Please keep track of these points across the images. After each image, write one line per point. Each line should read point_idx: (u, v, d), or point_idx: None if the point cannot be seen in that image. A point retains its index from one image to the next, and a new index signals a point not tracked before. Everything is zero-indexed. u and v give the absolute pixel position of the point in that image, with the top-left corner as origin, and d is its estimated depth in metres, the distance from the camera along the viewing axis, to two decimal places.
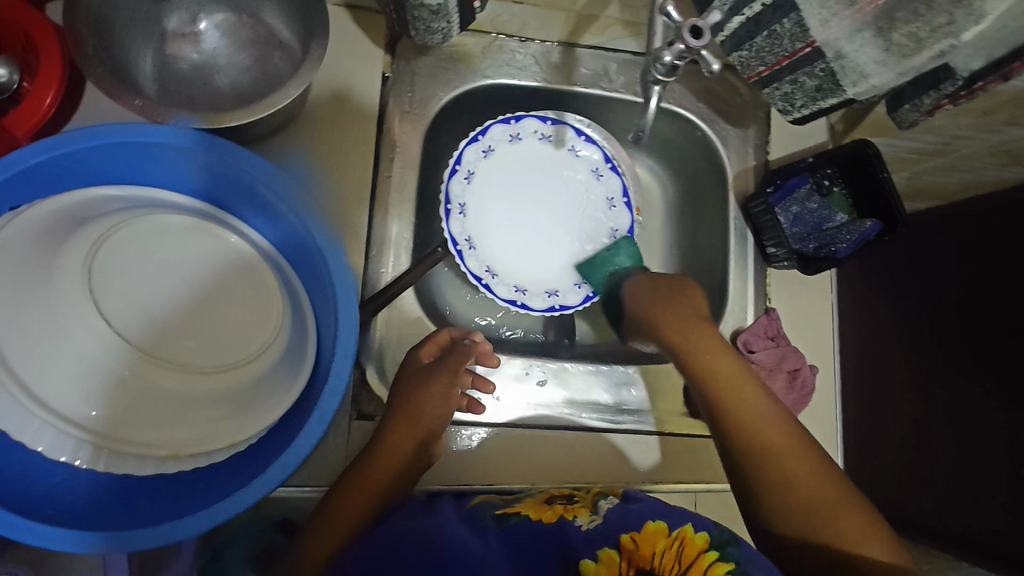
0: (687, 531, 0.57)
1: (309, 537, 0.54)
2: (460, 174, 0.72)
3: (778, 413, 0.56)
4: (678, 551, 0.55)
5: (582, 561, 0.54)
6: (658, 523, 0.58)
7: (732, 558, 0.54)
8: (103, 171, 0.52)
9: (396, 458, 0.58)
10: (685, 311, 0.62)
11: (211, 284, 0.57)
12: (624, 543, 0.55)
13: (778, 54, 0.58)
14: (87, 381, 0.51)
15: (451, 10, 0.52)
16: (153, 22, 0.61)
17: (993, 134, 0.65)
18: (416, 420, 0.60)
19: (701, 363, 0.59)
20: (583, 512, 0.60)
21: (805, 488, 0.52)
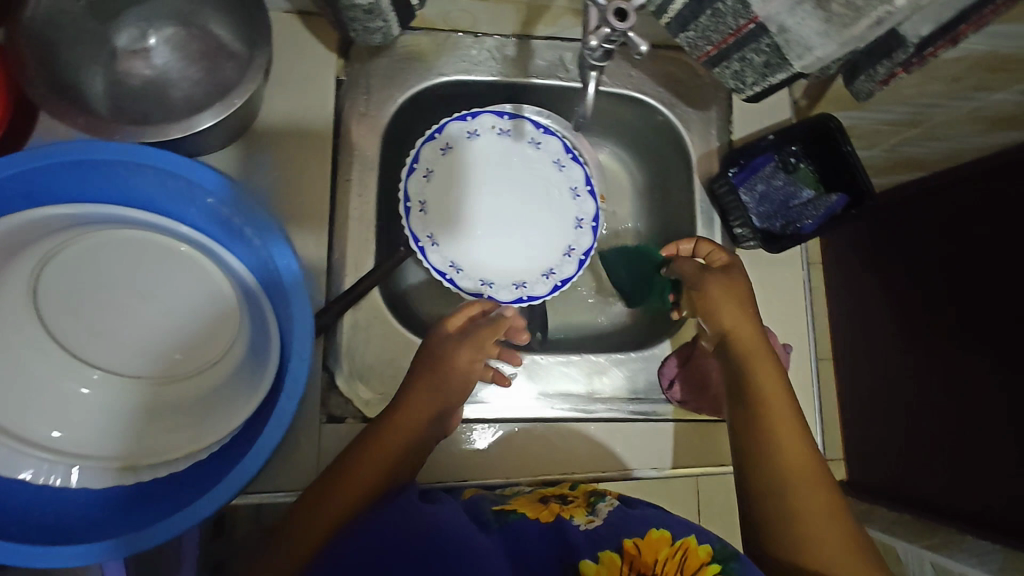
0: (690, 541, 0.53)
1: (297, 529, 0.54)
2: (418, 172, 0.73)
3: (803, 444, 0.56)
4: (680, 560, 0.51)
5: (583, 562, 0.51)
6: (662, 531, 0.54)
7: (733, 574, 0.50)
8: (47, 189, 0.52)
9: (393, 443, 0.59)
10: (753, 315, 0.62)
11: (166, 294, 0.57)
12: (627, 547, 0.52)
13: (723, 33, 0.58)
14: (42, 397, 0.52)
15: (384, 9, 0.53)
16: (102, 40, 0.61)
17: (967, 100, 0.68)
18: (415, 407, 0.60)
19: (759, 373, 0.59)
20: (579, 512, 0.57)
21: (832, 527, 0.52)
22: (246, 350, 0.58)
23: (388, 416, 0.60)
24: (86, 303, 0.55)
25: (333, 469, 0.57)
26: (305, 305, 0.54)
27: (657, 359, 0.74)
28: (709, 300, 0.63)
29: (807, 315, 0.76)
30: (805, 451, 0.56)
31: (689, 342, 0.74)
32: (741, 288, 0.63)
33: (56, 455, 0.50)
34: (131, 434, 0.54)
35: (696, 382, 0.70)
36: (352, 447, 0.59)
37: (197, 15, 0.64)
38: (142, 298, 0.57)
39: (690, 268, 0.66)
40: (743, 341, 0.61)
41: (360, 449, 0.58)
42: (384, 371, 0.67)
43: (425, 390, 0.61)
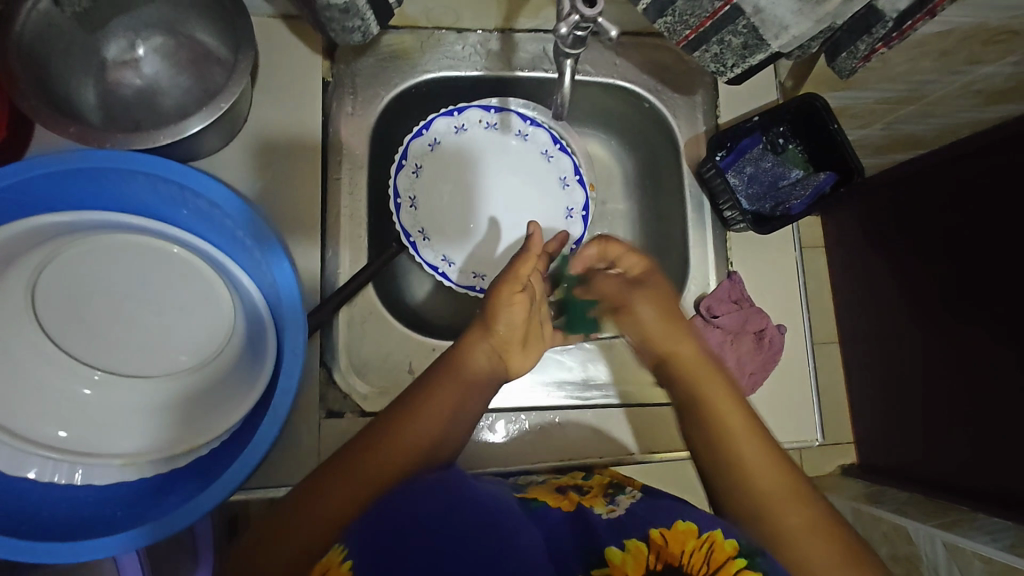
0: (717, 535, 0.49)
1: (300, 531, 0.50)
2: (407, 168, 0.74)
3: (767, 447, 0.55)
4: (707, 553, 0.47)
5: (608, 549, 0.48)
6: (689, 524, 0.51)
7: (761, 568, 0.46)
8: (43, 199, 0.54)
9: (421, 427, 0.58)
10: (688, 334, 0.65)
11: (160, 295, 0.59)
12: (653, 537, 0.49)
13: (700, 16, 0.58)
14: (43, 401, 0.53)
15: (361, 7, 0.54)
16: (92, 52, 0.63)
17: (960, 75, 0.68)
18: (444, 388, 0.60)
19: (712, 400, 0.58)
20: (599, 502, 0.56)
21: (819, 543, 0.49)
22: (240, 349, 0.59)
23: (413, 400, 0.59)
24: (80, 307, 0.57)
25: (340, 457, 0.55)
26: (296, 302, 0.55)
27: None
28: (643, 326, 0.66)
29: (802, 296, 0.76)
30: (770, 460, 0.54)
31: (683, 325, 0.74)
32: (665, 300, 0.66)
33: (59, 454, 0.52)
34: (129, 432, 0.55)
35: None
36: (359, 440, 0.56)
37: (183, 24, 0.65)
38: (136, 300, 0.58)
39: (618, 286, 0.69)
40: (694, 367, 0.62)
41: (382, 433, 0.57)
42: (380, 365, 0.68)
43: (457, 373, 0.62)
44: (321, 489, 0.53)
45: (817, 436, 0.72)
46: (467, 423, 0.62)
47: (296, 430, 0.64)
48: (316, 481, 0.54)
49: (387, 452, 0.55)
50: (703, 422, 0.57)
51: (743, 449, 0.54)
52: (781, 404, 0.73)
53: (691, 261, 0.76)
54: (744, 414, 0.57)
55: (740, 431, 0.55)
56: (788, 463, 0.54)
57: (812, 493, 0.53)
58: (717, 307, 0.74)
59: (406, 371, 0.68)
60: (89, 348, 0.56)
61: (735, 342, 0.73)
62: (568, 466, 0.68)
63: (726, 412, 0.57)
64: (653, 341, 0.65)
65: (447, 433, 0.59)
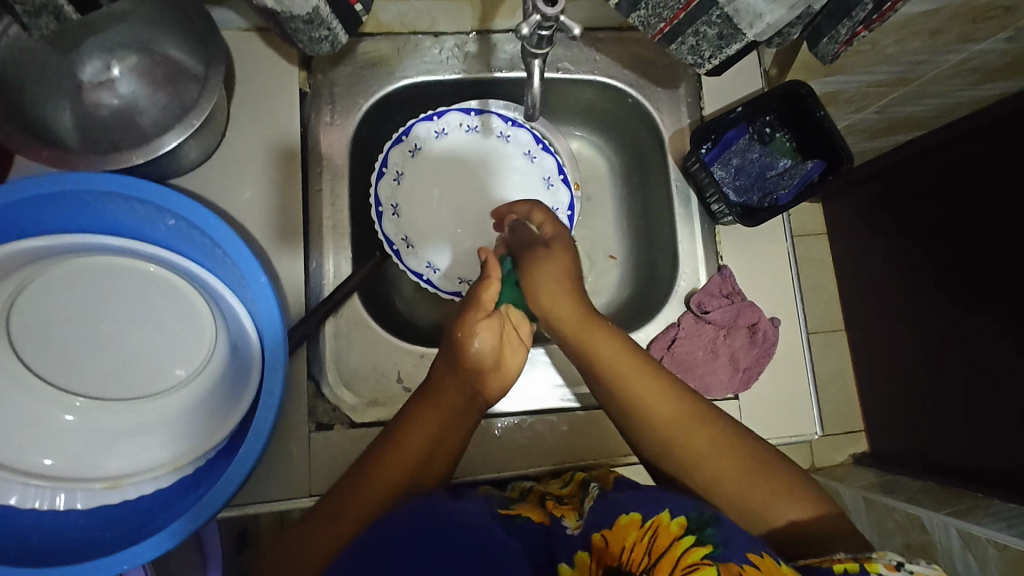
0: (660, 518, 0.48)
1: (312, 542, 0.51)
2: (388, 176, 0.74)
3: (659, 385, 0.59)
4: (648, 541, 0.46)
5: (560, 565, 0.49)
6: (630, 516, 0.49)
7: (710, 540, 0.44)
8: (19, 225, 0.54)
9: (417, 436, 0.58)
10: (576, 297, 0.66)
11: (137, 315, 0.59)
12: (595, 542, 0.48)
13: (673, 8, 0.56)
14: (22, 428, 0.53)
15: (326, 17, 0.54)
16: (67, 75, 0.63)
17: (953, 54, 0.66)
18: (436, 404, 0.60)
19: (599, 352, 0.62)
20: (570, 514, 0.55)
21: (721, 455, 0.54)
22: (220, 367, 0.59)
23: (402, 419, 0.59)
24: (57, 331, 0.57)
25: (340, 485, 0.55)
26: (276, 319, 0.56)
27: (642, 343, 0.73)
28: (532, 276, 0.68)
29: (795, 287, 0.74)
30: (664, 399, 0.58)
31: (673, 323, 0.73)
32: (568, 262, 0.68)
33: (42, 480, 0.52)
34: (108, 455, 0.55)
35: (681, 364, 0.71)
36: (366, 456, 0.57)
37: (155, 42, 0.65)
38: (112, 321, 0.58)
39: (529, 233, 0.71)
40: (569, 319, 0.65)
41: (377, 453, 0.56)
42: (369, 375, 0.68)
43: (440, 399, 0.60)
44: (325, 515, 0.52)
45: (817, 431, 0.71)
46: (460, 437, 0.61)
47: (285, 444, 0.64)
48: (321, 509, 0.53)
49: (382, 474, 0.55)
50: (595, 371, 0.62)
51: (636, 395, 0.58)
52: (779, 398, 0.72)
53: (681, 256, 0.75)
54: (635, 354, 0.61)
55: (630, 373, 0.59)
56: (683, 392, 0.59)
57: (710, 416, 0.57)
58: (709, 302, 0.72)
59: (395, 380, 0.68)
60: (65, 372, 0.56)
61: (728, 337, 0.71)
62: (563, 468, 0.68)
63: (614, 360, 0.61)
64: (536, 294, 0.67)
65: (439, 447, 0.58)
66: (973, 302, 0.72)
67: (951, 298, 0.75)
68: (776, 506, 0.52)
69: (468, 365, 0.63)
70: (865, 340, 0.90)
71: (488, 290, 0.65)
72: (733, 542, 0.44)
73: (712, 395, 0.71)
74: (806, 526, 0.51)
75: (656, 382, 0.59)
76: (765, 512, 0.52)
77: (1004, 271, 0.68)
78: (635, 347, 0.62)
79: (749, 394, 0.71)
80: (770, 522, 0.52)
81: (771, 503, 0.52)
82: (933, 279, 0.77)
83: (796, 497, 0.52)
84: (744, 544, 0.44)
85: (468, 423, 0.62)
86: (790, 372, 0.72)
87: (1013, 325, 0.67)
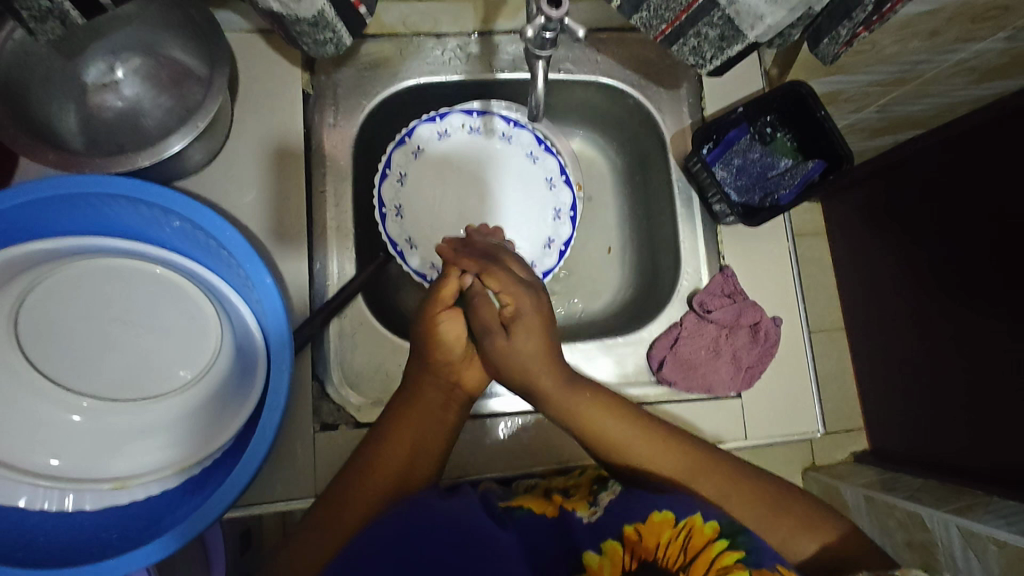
0: (694, 519, 0.49)
1: (317, 533, 0.52)
2: (392, 177, 0.74)
3: (660, 451, 0.57)
4: (683, 541, 0.48)
5: (586, 554, 0.49)
6: (664, 513, 0.50)
7: (743, 547, 0.47)
8: (29, 226, 0.54)
9: (407, 436, 0.58)
10: (556, 363, 0.59)
11: (144, 316, 0.59)
12: (628, 535, 0.49)
13: (675, 10, 0.56)
14: (30, 427, 0.53)
15: (331, 20, 0.54)
16: (71, 77, 0.63)
17: (952, 54, 0.66)
18: (425, 401, 0.60)
19: (588, 426, 0.59)
20: (582, 505, 0.55)
21: (736, 504, 0.55)
22: (227, 369, 0.59)
23: (391, 417, 0.59)
24: (65, 331, 0.57)
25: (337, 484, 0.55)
26: (283, 321, 0.56)
27: (645, 342, 0.73)
28: (501, 366, 0.60)
29: (796, 286, 0.75)
30: (664, 459, 0.57)
31: (675, 322, 0.74)
32: (541, 340, 0.59)
33: (52, 482, 0.52)
34: (116, 457, 0.55)
35: (684, 364, 0.71)
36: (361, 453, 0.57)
37: (160, 44, 0.65)
38: (119, 322, 0.58)
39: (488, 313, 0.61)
40: (552, 399, 0.59)
41: (373, 448, 0.57)
42: (373, 376, 0.68)
43: (422, 404, 0.60)
44: (330, 511, 0.53)
45: (818, 428, 0.72)
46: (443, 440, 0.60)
47: (291, 443, 0.64)
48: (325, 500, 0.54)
49: (376, 475, 0.55)
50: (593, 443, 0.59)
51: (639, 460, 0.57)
52: (781, 396, 0.72)
53: (682, 256, 0.75)
54: (632, 423, 0.58)
55: (625, 440, 0.58)
56: (684, 446, 0.57)
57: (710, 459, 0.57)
58: (711, 301, 0.72)
59: (399, 380, 0.68)
60: (71, 371, 0.56)
61: (730, 335, 0.72)
62: (568, 467, 0.68)
63: (609, 431, 0.58)
64: (511, 377, 0.60)
65: (426, 443, 0.59)
66: (972, 300, 0.73)
67: (951, 297, 0.76)
68: (796, 541, 0.53)
69: (439, 369, 0.62)
70: (866, 338, 0.90)
71: (452, 283, 0.62)
72: (764, 550, 0.47)
73: (715, 394, 0.71)
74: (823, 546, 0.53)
75: (656, 442, 0.57)
76: (787, 549, 0.53)
77: (1004, 269, 0.69)
78: (625, 408, 0.60)
79: (751, 392, 0.72)
80: (791, 553, 0.53)
81: (789, 534, 0.53)
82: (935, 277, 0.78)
83: (809, 522, 0.54)
84: (774, 554, 0.47)
85: (456, 418, 0.62)
86: (791, 370, 0.73)
87: (1014, 323, 0.68)
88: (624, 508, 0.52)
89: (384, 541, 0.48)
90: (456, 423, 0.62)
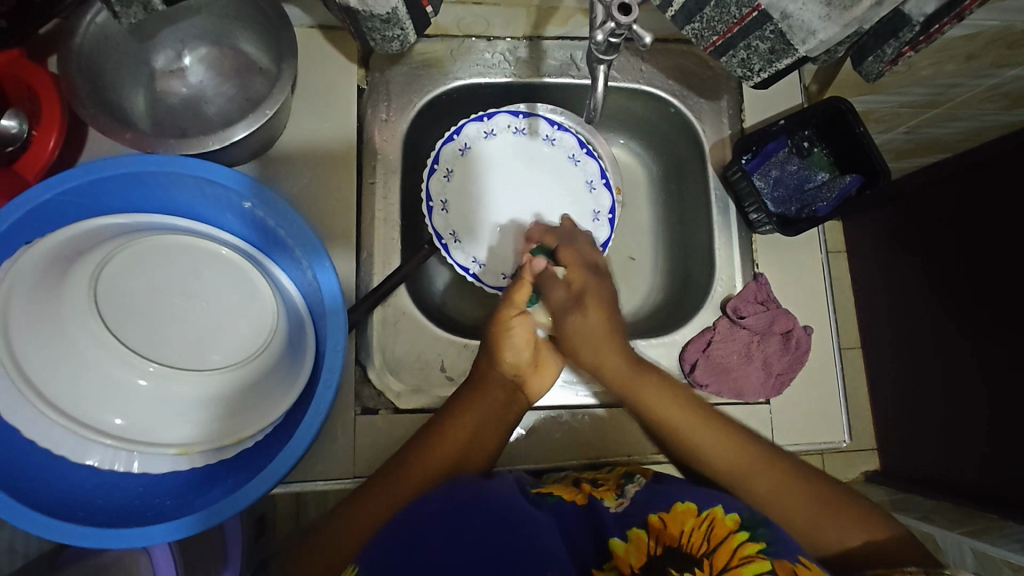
0: (717, 511, 0.50)
1: (357, 512, 0.54)
2: (439, 172, 0.76)
3: (721, 436, 0.59)
4: (707, 530, 0.49)
5: (611, 540, 0.50)
6: (687, 504, 0.52)
7: (763, 539, 0.47)
8: (106, 202, 0.58)
9: (459, 431, 0.60)
10: (622, 343, 0.64)
11: (207, 290, 0.61)
12: (652, 523, 0.50)
13: (728, 22, 0.58)
14: (96, 392, 0.54)
15: (401, 18, 0.57)
16: (142, 62, 0.66)
17: (986, 79, 0.70)
18: (484, 400, 0.62)
19: (650, 404, 0.62)
20: (609, 494, 0.56)
21: (786, 492, 0.55)
22: (286, 347, 0.61)
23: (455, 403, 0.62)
24: (136, 301, 0.58)
25: (388, 465, 0.57)
26: (338, 301, 0.58)
27: (678, 345, 0.74)
28: (573, 338, 0.65)
29: (826, 297, 0.77)
30: (725, 446, 0.58)
31: (708, 326, 0.75)
32: (606, 317, 0.65)
33: (117, 443, 0.54)
34: (179, 424, 0.57)
35: (717, 367, 0.72)
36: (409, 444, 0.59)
37: (228, 35, 0.68)
38: (188, 296, 0.60)
39: (561, 294, 0.66)
40: (617, 377, 0.63)
41: (418, 448, 0.58)
42: (413, 365, 0.70)
43: (484, 398, 0.62)
44: (365, 495, 0.55)
45: (845, 437, 0.73)
46: (499, 437, 0.62)
47: (333, 425, 0.66)
48: (363, 491, 0.56)
49: (424, 461, 0.57)
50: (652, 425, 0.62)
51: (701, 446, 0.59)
52: (808, 404, 0.74)
53: (717, 263, 0.77)
54: (694, 411, 0.60)
55: (684, 424, 0.60)
56: (739, 435, 0.59)
57: (765, 452, 0.58)
58: (744, 308, 0.74)
59: (437, 369, 0.70)
60: (139, 337, 0.57)
61: (762, 342, 0.73)
62: (598, 463, 0.70)
63: (668, 411, 0.61)
64: (579, 352, 0.65)
65: (485, 430, 0.61)
66: None
67: None
68: (837, 532, 0.53)
69: (508, 367, 0.64)
70: None
71: (523, 287, 0.65)
72: (785, 543, 0.47)
73: (745, 399, 0.73)
74: (874, 547, 0.52)
75: (718, 430, 0.59)
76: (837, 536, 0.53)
77: None
78: (684, 393, 0.62)
79: (780, 399, 0.73)
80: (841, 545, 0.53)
81: (840, 531, 0.53)
82: (943, 299, 0.77)
83: (857, 520, 0.54)
84: (795, 548, 0.47)
85: (513, 418, 0.64)
86: (818, 380, 0.74)
87: (1015, 342, 0.67)
88: (660, 499, 0.53)
89: (412, 522, 0.50)
90: (515, 419, 0.64)
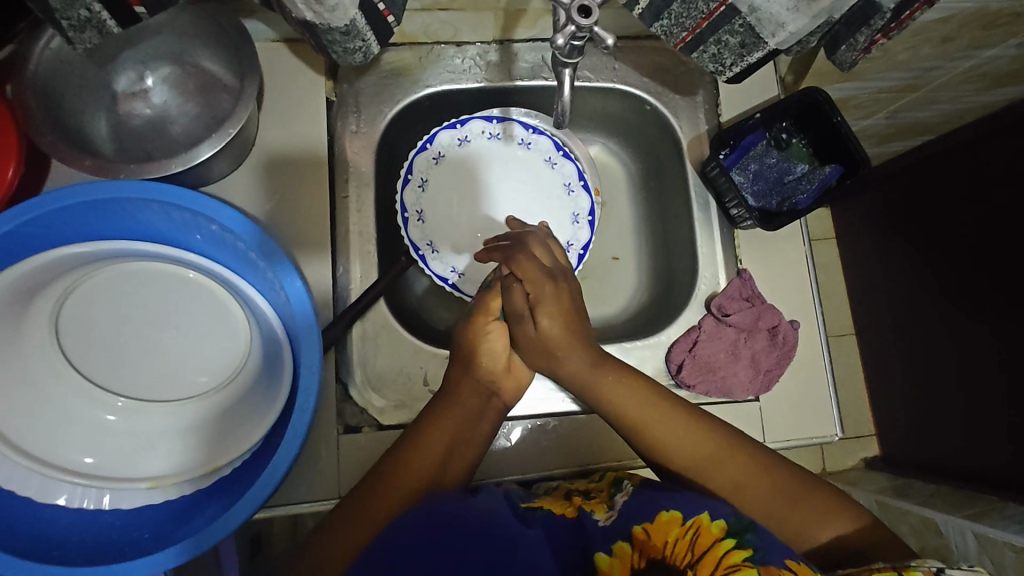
0: (702, 519, 0.50)
1: (336, 532, 0.52)
2: (413, 183, 0.75)
3: (686, 436, 0.57)
4: (691, 539, 0.48)
5: (598, 554, 0.50)
6: (671, 512, 0.51)
7: (750, 544, 0.48)
8: (66, 233, 0.56)
9: (429, 448, 0.57)
10: (582, 345, 0.61)
11: (175, 319, 0.62)
12: (636, 535, 0.50)
13: (696, 17, 0.57)
14: (63, 431, 0.56)
15: (361, 29, 0.56)
16: (103, 86, 0.65)
17: (965, 61, 0.68)
18: (458, 406, 0.60)
19: (611, 401, 0.59)
20: (600, 506, 0.55)
21: (759, 493, 0.54)
22: (255, 374, 0.62)
23: (427, 417, 0.59)
24: (101, 336, 0.60)
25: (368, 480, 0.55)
26: (312, 323, 0.56)
27: (664, 346, 0.73)
28: (525, 347, 0.62)
29: (811, 289, 0.76)
30: (692, 441, 0.57)
31: (694, 325, 0.74)
32: (563, 328, 0.60)
33: (86, 480, 0.54)
34: (149, 458, 0.58)
35: (704, 366, 0.71)
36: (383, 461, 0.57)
37: (189, 53, 0.67)
38: (154, 325, 0.61)
39: (519, 301, 0.61)
40: (579, 378, 0.61)
41: (395, 460, 0.56)
42: (396, 379, 0.68)
43: (450, 414, 0.59)
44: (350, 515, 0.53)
45: (837, 431, 0.72)
46: (476, 451, 0.60)
47: (317, 446, 0.65)
48: (346, 507, 0.54)
49: (404, 477, 0.55)
50: (615, 421, 0.60)
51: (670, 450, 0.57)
52: (800, 399, 0.73)
53: (700, 261, 0.76)
54: (660, 407, 0.58)
55: (650, 419, 0.58)
56: (708, 429, 0.57)
57: (736, 446, 0.56)
58: (729, 305, 0.73)
59: (420, 383, 0.68)
60: (107, 372, 0.59)
61: (748, 339, 0.73)
62: (588, 469, 0.69)
63: (633, 408, 0.59)
64: (536, 362, 0.63)
65: (463, 441, 0.59)
66: None
67: None
68: (808, 522, 0.53)
69: (483, 371, 0.61)
70: None
71: (497, 296, 0.63)
72: (773, 547, 0.48)
73: (733, 397, 0.72)
74: (846, 540, 0.53)
75: (687, 431, 0.57)
76: (807, 535, 0.53)
77: None
78: (651, 387, 0.60)
79: (769, 395, 0.72)
80: (816, 541, 0.53)
81: (814, 522, 0.53)
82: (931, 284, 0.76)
83: (837, 513, 0.54)
84: (783, 551, 0.47)
85: (487, 429, 0.62)
86: (806, 373, 0.73)
87: None
88: (649, 508, 0.52)
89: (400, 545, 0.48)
90: (490, 432, 0.62)
